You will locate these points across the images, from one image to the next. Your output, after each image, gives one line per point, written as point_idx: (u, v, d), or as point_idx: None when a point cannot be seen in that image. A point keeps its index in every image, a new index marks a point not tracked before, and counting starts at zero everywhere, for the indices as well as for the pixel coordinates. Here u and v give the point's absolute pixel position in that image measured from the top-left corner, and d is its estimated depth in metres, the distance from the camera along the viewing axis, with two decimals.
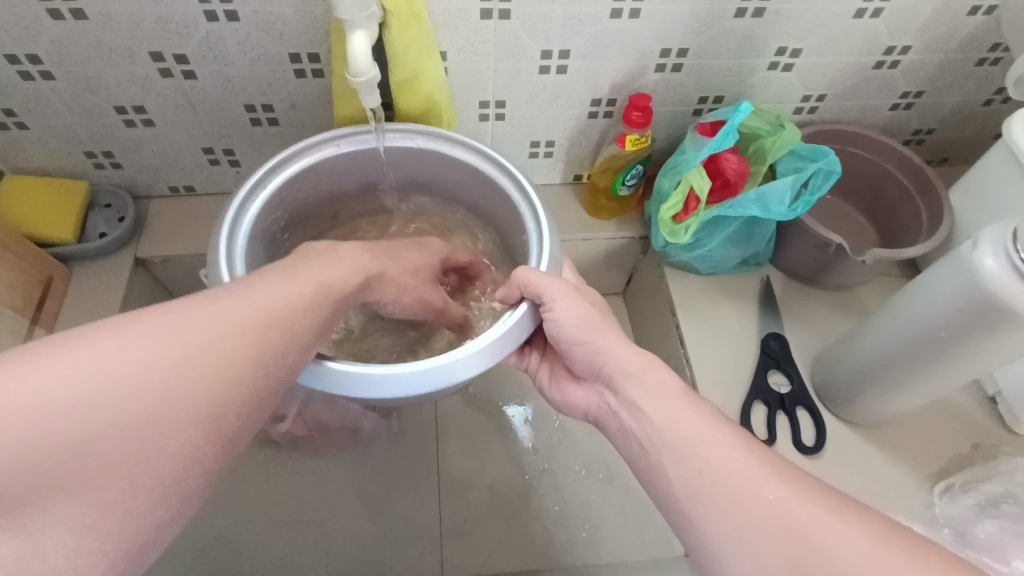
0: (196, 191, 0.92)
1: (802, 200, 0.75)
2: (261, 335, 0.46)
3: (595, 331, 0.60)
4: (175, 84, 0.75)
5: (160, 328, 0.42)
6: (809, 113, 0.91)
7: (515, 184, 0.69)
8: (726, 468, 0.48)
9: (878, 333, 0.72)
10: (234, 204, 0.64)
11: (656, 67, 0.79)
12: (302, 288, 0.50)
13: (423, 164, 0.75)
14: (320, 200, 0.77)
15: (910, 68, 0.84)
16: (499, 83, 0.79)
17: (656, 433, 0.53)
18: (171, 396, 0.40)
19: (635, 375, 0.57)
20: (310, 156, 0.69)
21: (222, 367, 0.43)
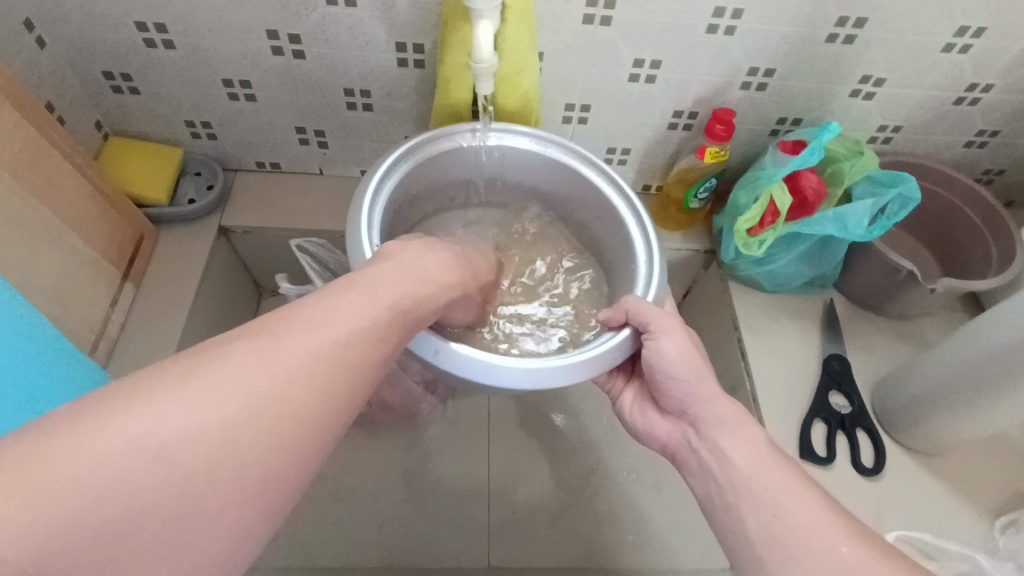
0: (281, 168, 0.96)
1: (879, 224, 0.77)
2: (356, 360, 0.44)
3: (692, 375, 0.62)
4: (283, 62, 0.79)
5: (250, 366, 0.39)
6: (882, 144, 0.92)
7: (633, 211, 0.74)
8: (804, 522, 0.52)
9: (944, 356, 0.73)
10: (372, 176, 0.67)
11: (742, 85, 0.81)
12: (392, 300, 0.50)
13: (540, 171, 0.79)
14: (430, 189, 0.79)
15: (990, 107, 0.85)
16: (588, 87, 0.82)
17: (738, 480, 0.57)
18: (267, 439, 0.38)
19: (725, 424, 0.60)
20: (441, 143, 0.73)
21: (316, 402, 0.41)
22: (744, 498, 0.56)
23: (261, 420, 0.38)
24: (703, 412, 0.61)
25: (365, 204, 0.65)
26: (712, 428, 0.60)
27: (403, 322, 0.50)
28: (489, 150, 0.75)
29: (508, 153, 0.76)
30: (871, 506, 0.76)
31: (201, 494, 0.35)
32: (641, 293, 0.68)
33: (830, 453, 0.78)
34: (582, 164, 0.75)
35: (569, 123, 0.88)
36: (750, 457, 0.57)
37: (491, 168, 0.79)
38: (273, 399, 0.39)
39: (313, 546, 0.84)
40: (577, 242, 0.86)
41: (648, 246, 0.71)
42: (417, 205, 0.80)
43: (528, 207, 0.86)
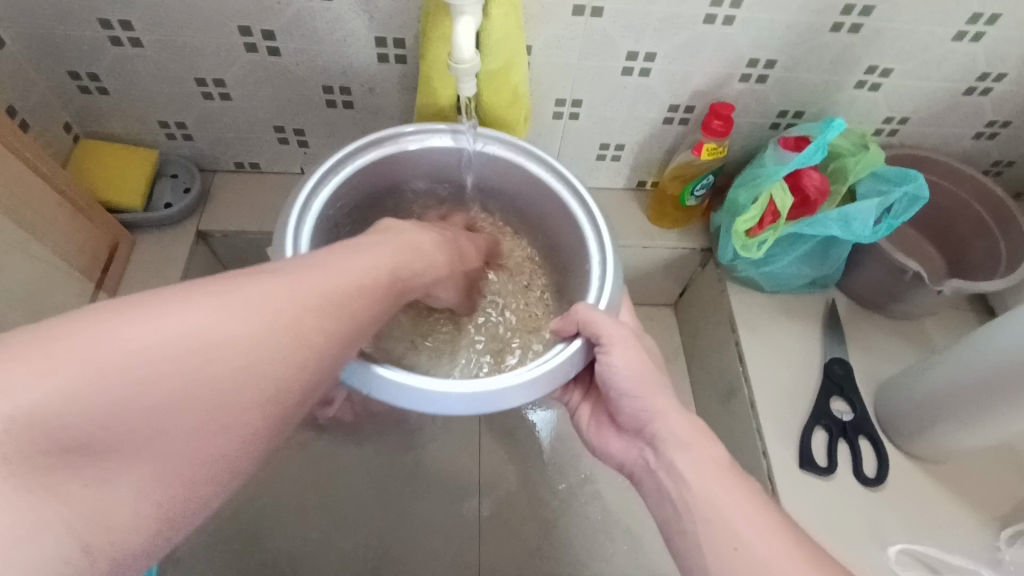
0: (261, 168, 0.93)
1: (885, 224, 0.73)
2: (358, 309, 0.46)
3: (644, 390, 0.60)
4: (259, 59, 0.75)
5: (263, 293, 0.41)
6: (888, 136, 0.88)
7: (583, 209, 0.70)
8: (762, 551, 0.48)
9: (952, 367, 0.69)
10: (306, 185, 0.65)
11: (742, 77, 0.77)
12: (390, 266, 0.51)
13: (493, 171, 0.75)
14: (383, 191, 0.76)
15: (1002, 97, 0.81)
16: (580, 81, 0.78)
17: (692, 500, 0.53)
18: (278, 358, 0.41)
19: (687, 445, 0.56)
20: (380, 149, 0.70)
21: (322, 335, 0.43)
22: (703, 524, 0.52)
23: (243, 366, 0.39)
24: (663, 432, 0.58)
25: (296, 217, 0.63)
26: (671, 450, 0.57)
27: (400, 286, 0.52)
28: (437, 151, 0.72)
29: (460, 155, 0.72)
30: (872, 517, 0.74)
31: (217, 397, 0.38)
32: (593, 300, 0.64)
33: (832, 463, 0.75)
34: (533, 161, 0.71)
35: (560, 118, 0.84)
36: (710, 479, 0.53)
37: (444, 170, 0.76)
38: (282, 325, 0.41)
39: (300, 558, 0.82)
40: (540, 244, 0.82)
41: (602, 251, 0.68)
42: (369, 208, 0.78)
43: (489, 206, 0.82)
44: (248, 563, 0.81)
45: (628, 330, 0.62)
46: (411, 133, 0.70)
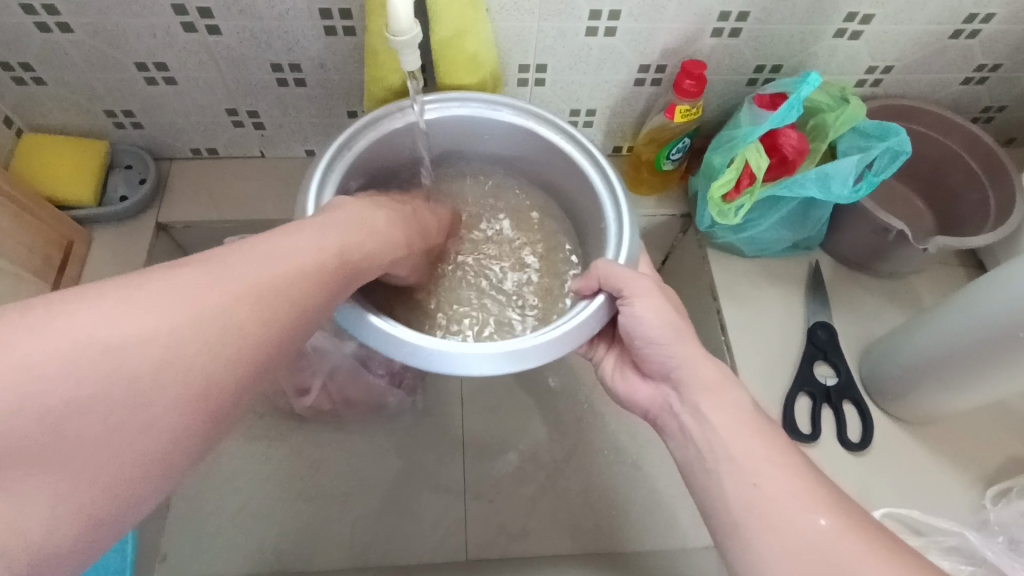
0: (219, 153, 0.89)
1: (865, 182, 0.70)
2: (300, 290, 0.44)
3: (669, 335, 0.57)
4: (198, 39, 0.71)
5: (200, 280, 0.40)
6: (873, 86, 0.84)
7: (600, 170, 0.66)
8: (778, 486, 0.47)
9: (942, 322, 0.67)
10: (318, 167, 0.61)
11: (713, 32, 0.73)
12: (330, 245, 0.49)
13: (503, 138, 0.71)
14: (390, 169, 0.73)
15: (991, 38, 0.77)
16: (542, 45, 0.74)
17: (714, 443, 0.52)
18: (213, 348, 0.39)
19: (712, 388, 0.54)
20: (390, 124, 0.66)
21: (262, 322, 0.42)
22: (724, 466, 0.50)
23: (188, 345, 0.38)
24: (689, 378, 0.56)
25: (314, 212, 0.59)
26: (699, 394, 0.55)
27: (347, 268, 0.50)
28: (447, 121, 0.69)
29: (467, 121, 0.69)
30: (855, 481, 0.73)
31: (148, 391, 0.36)
32: (611, 257, 0.61)
33: (815, 429, 0.74)
34: (545, 124, 0.68)
35: (525, 85, 0.80)
36: (741, 421, 0.52)
37: (451, 139, 0.72)
38: (220, 312, 0.40)
39: (286, 549, 0.82)
40: (555, 209, 0.78)
41: (619, 211, 0.64)
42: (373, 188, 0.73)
43: (498, 174, 0.78)
44: (233, 557, 0.81)
45: (651, 281, 0.59)
46: (417, 105, 0.66)
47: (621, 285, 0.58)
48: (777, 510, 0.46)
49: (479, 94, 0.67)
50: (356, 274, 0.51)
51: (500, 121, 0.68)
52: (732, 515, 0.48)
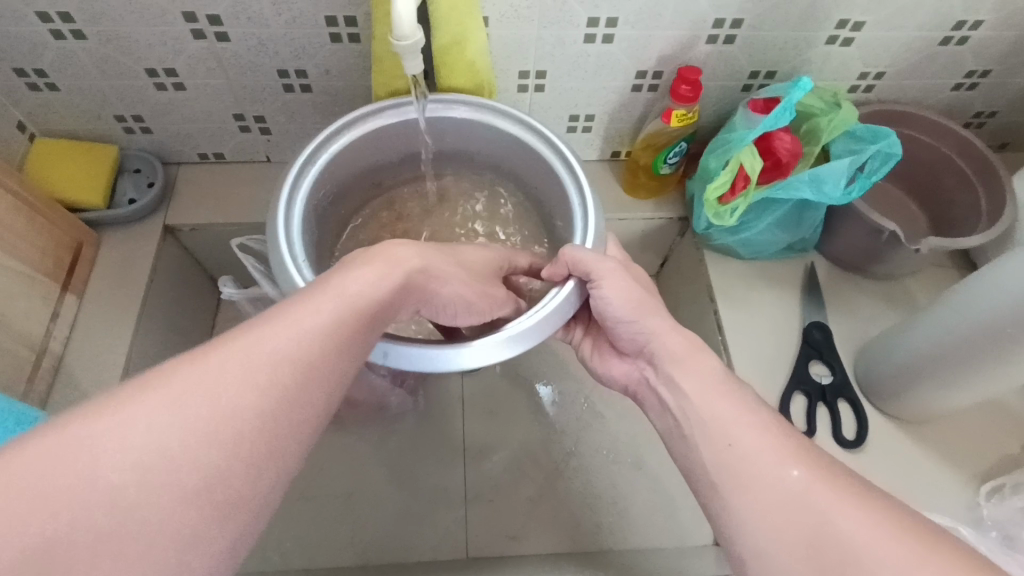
0: (226, 158, 0.91)
1: (858, 184, 0.71)
2: (320, 362, 0.42)
3: (634, 312, 0.59)
4: (207, 46, 0.73)
5: (211, 378, 0.38)
6: (865, 92, 0.86)
7: (560, 156, 0.68)
8: (747, 439, 0.48)
9: (932, 322, 0.68)
10: (286, 183, 0.63)
11: (708, 39, 0.75)
12: (345, 304, 0.46)
13: (467, 135, 0.73)
14: (363, 174, 0.75)
15: (980, 45, 0.78)
16: (541, 52, 0.75)
17: (691, 411, 0.53)
18: (242, 440, 0.37)
19: (686, 354, 0.56)
20: (354, 132, 0.68)
21: (282, 404, 0.40)
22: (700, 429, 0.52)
23: (217, 444, 0.36)
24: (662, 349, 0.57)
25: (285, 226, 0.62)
26: (672, 365, 0.56)
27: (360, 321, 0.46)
28: (412, 123, 0.70)
29: (431, 123, 0.71)
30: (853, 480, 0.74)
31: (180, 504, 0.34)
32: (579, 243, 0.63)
33: (811, 427, 0.75)
34: (500, 117, 0.69)
35: (525, 91, 0.81)
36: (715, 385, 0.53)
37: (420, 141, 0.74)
38: (244, 401, 0.38)
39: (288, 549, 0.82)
40: (528, 200, 0.79)
41: (585, 201, 0.65)
42: (345, 197, 0.76)
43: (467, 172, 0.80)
44: None
45: (613, 261, 0.60)
46: (379, 109, 0.68)
47: (586, 268, 0.59)
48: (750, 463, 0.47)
49: (438, 95, 0.69)
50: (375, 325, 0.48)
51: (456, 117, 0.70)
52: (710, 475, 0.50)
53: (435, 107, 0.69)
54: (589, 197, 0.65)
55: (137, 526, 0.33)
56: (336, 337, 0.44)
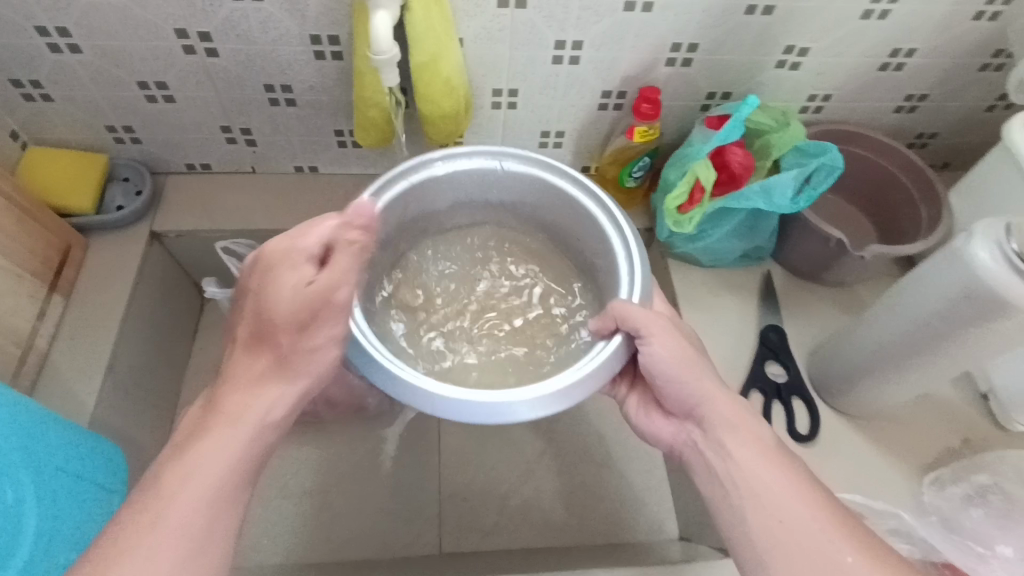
0: (212, 168, 0.95)
1: (804, 195, 0.77)
2: (246, 452, 0.50)
3: (687, 371, 0.60)
4: (198, 61, 0.77)
5: (156, 509, 0.45)
6: (815, 113, 0.92)
7: (613, 220, 0.68)
8: (802, 511, 0.51)
9: (874, 324, 0.73)
10: (349, 227, 0.64)
11: (667, 61, 0.81)
12: (247, 399, 0.52)
13: (516, 190, 0.74)
14: (414, 224, 0.75)
15: (916, 71, 0.85)
16: (513, 71, 0.81)
17: (741, 479, 0.54)
18: (202, 530, 0.45)
19: (743, 424, 0.57)
20: (413, 176, 0.69)
21: (229, 493, 0.47)
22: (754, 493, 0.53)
23: (184, 544, 0.44)
24: (717, 415, 0.58)
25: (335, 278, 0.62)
26: (728, 431, 0.57)
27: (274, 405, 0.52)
28: (462, 174, 0.71)
29: (482, 174, 0.72)
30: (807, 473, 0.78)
31: None
32: (626, 295, 0.64)
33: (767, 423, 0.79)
34: (545, 168, 0.71)
35: (499, 107, 0.87)
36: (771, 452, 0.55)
37: (468, 195, 0.74)
38: (194, 509, 0.45)
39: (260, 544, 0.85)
40: (562, 250, 0.78)
41: (631, 252, 0.66)
42: (394, 248, 0.75)
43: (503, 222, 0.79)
44: None
45: (659, 317, 0.61)
46: (437, 157, 0.70)
47: (643, 324, 0.60)
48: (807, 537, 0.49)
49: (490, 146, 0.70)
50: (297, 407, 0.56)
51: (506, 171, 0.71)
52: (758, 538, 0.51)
53: (471, 159, 0.70)
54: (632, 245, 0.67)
55: None
56: (267, 399, 0.52)
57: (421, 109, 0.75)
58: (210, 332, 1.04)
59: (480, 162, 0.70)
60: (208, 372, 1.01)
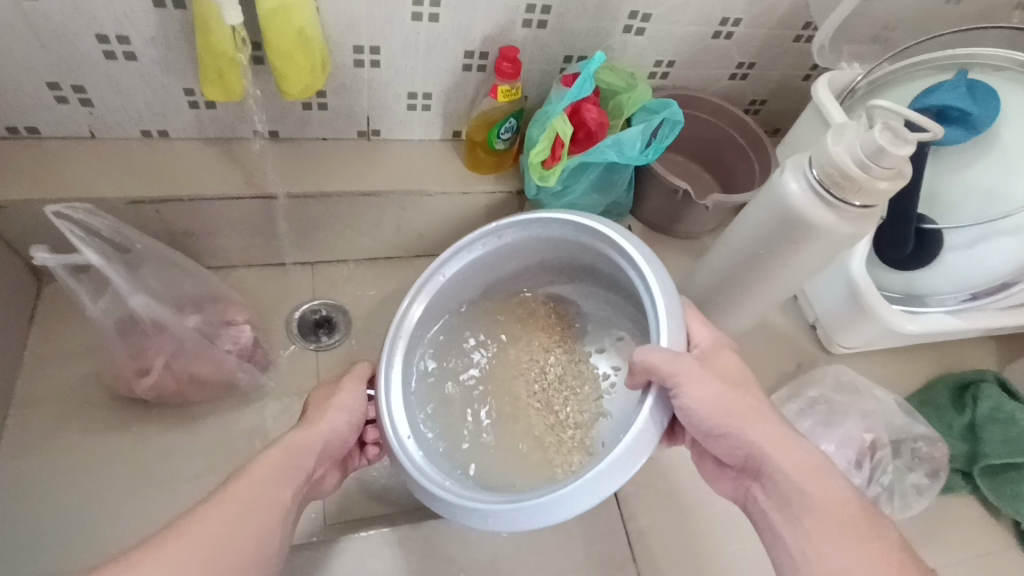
0: (41, 133, 0.86)
1: (652, 148, 0.84)
2: (287, 462, 0.64)
3: (739, 424, 0.60)
4: (12, 6, 0.70)
5: (223, 502, 0.58)
6: (662, 79, 1.01)
7: (625, 254, 0.70)
8: (863, 570, 0.52)
9: (714, 258, 0.83)
10: (383, 360, 0.74)
11: (523, 23, 0.85)
12: (297, 435, 0.67)
13: (526, 251, 0.81)
14: (449, 316, 0.83)
15: (743, 40, 0.96)
16: (373, 28, 0.81)
17: (808, 548, 0.55)
18: (249, 513, 0.58)
19: (805, 476, 0.57)
20: (423, 295, 0.78)
21: (277, 491, 0.61)
22: (812, 544, 0.54)
23: (237, 522, 0.57)
24: (773, 466, 0.58)
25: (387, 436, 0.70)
26: (789, 488, 0.57)
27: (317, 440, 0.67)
28: (469, 264, 0.80)
29: (489, 254, 0.80)
30: None
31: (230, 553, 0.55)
32: (655, 342, 0.64)
33: None
34: (532, 223, 0.77)
35: (362, 66, 0.86)
36: (831, 500, 0.55)
37: (484, 275, 0.83)
38: (246, 500, 0.59)
39: (133, 535, 0.82)
40: (608, 291, 0.81)
41: (651, 287, 0.67)
42: (444, 338, 0.83)
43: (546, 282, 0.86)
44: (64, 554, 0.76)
45: (689, 360, 0.60)
46: (439, 266, 0.79)
47: (684, 380, 0.59)
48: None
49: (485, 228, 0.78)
50: (337, 449, 0.70)
51: (508, 241, 0.78)
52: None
53: (476, 245, 0.79)
54: (644, 265, 0.68)
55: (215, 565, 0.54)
56: (311, 434, 0.67)
57: (271, 61, 0.74)
58: (52, 317, 0.94)
59: (477, 246, 0.79)
60: (53, 361, 0.91)
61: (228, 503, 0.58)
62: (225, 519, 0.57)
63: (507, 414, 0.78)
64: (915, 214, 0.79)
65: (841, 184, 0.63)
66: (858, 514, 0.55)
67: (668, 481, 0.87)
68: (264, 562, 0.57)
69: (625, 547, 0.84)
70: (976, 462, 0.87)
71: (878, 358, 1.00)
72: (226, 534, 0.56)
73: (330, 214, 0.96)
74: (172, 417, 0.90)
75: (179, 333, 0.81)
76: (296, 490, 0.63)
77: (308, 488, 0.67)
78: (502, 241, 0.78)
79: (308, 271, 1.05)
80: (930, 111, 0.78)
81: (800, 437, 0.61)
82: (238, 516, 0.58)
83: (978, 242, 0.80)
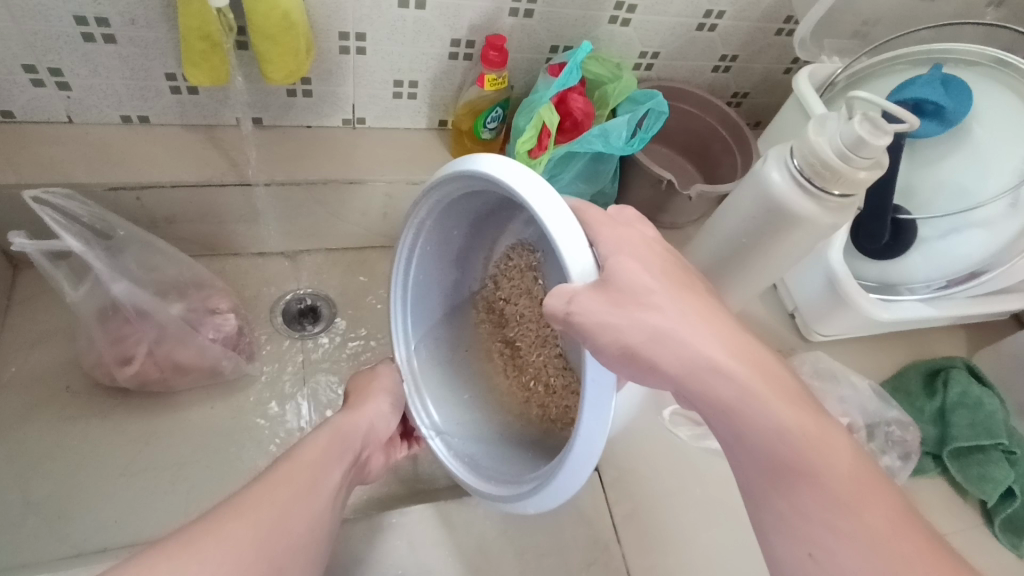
0: (18, 117, 0.84)
1: (637, 138, 0.85)
2: (332, 445, 0.66)
3: (654, 351, 0.52)
4: None
5: (278, 475, 0.60)
6: (647, 70, 1.01)
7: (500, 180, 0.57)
8: (817, 504, 0.48)
9: (706, 236, 0.83)
10: (405, 393, 0.78)
11: (510, 12, 0.85)
12: (336, 422, 0.70)
13: (471, 213, 0.74)
14: (448, 307, 0.81)
15: (726, 33, 0.97)
16: (360, 14, 0.80)
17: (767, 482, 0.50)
18: (304, 484, 0.60)
19: (743, 403, 0.50)
20: (400, 320, 0.79)
21: (326, 467, 0.64)
22: (760, 477, 0.50)
23: (297, 491, 0.59)
24: (707, 397, 0.51)
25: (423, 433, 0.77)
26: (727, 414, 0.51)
27: (354, 428, 0.70)
28: (427, 262, 0.77)
29: (435, 240, 0.75)
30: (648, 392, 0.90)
31: (292, 519, 0.57)
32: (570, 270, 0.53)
33: None
34: (427, 199, 0.69)
35: (347, 53, 0.85)
36: (779, 430, 0.49)
37: (460, 257, 0.79)
38: (301, 473, 0.61)
39: (114, 526, 0.81)
40: None
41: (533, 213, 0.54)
42: (457, 326, 0.82)
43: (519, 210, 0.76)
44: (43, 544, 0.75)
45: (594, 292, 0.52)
46: (393, 290, 0.77)
47: (584, 323, 0.52)
48: (813, 526, 0.47)
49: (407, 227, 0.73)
50: (375, 438, 0.74)
51: (434, 219, 0.72)
52: (762, 516, 0.50)
53: (421, 242, 0.75)
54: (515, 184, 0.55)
55: (277, 529, 0.56)
56: (351, 421, 0.70)
57: (255, 44, 0.73)
58: (28, 304, 0.92)
59: (417, 244, 0.75)
60: (29, 350, 0.89)
61: (288, 480, 0.60)
62: (282, 489, 0.59)
63: (523, 374, 0.80)
64: (889, 207, 0.82)
65: (822, 174, 0.65)
66: (813, 440, 0.49)
67: (648, 468, 0.90)
68: (320, 531, 0.59)
69: (610, 530, 0.86)
70: (946, 445, 0.90)
71: (853, 346, 1.03)
72: (285, 501, 0.58)
73: (315, 202, 0.95)
74: (153, 406, 0.89)
75: (160, 320, 0.81)
76: (344, 471, 0.66)
77: (354, 470, 0.70)
78: (432, 225, 0.73)
79: (291, 259, 1.04)
80: (907, 105, 0.80)
81: (751, 361, 0.52)
82: (294, 493, 0.59)
83: (952, 233, 0.82)
